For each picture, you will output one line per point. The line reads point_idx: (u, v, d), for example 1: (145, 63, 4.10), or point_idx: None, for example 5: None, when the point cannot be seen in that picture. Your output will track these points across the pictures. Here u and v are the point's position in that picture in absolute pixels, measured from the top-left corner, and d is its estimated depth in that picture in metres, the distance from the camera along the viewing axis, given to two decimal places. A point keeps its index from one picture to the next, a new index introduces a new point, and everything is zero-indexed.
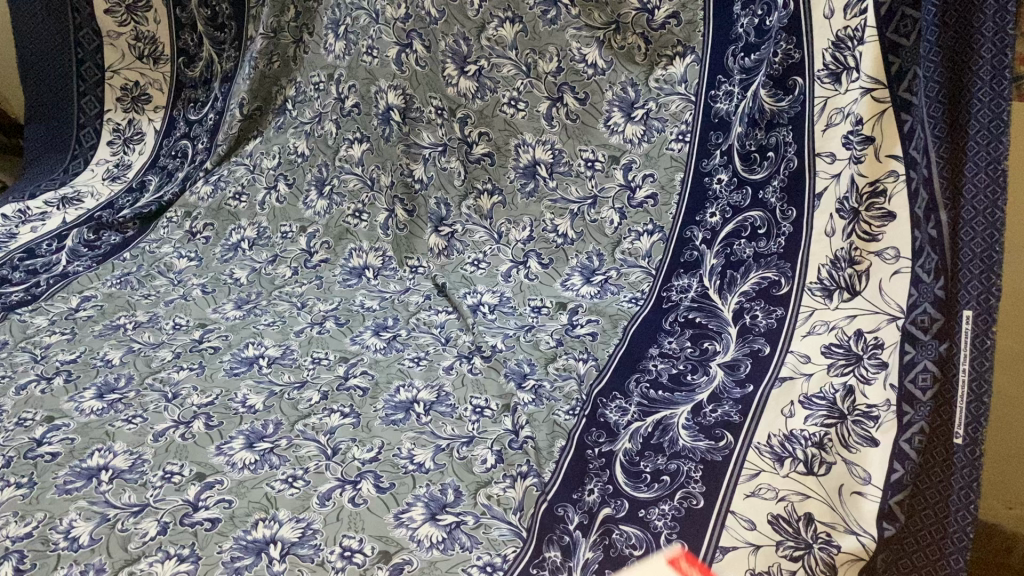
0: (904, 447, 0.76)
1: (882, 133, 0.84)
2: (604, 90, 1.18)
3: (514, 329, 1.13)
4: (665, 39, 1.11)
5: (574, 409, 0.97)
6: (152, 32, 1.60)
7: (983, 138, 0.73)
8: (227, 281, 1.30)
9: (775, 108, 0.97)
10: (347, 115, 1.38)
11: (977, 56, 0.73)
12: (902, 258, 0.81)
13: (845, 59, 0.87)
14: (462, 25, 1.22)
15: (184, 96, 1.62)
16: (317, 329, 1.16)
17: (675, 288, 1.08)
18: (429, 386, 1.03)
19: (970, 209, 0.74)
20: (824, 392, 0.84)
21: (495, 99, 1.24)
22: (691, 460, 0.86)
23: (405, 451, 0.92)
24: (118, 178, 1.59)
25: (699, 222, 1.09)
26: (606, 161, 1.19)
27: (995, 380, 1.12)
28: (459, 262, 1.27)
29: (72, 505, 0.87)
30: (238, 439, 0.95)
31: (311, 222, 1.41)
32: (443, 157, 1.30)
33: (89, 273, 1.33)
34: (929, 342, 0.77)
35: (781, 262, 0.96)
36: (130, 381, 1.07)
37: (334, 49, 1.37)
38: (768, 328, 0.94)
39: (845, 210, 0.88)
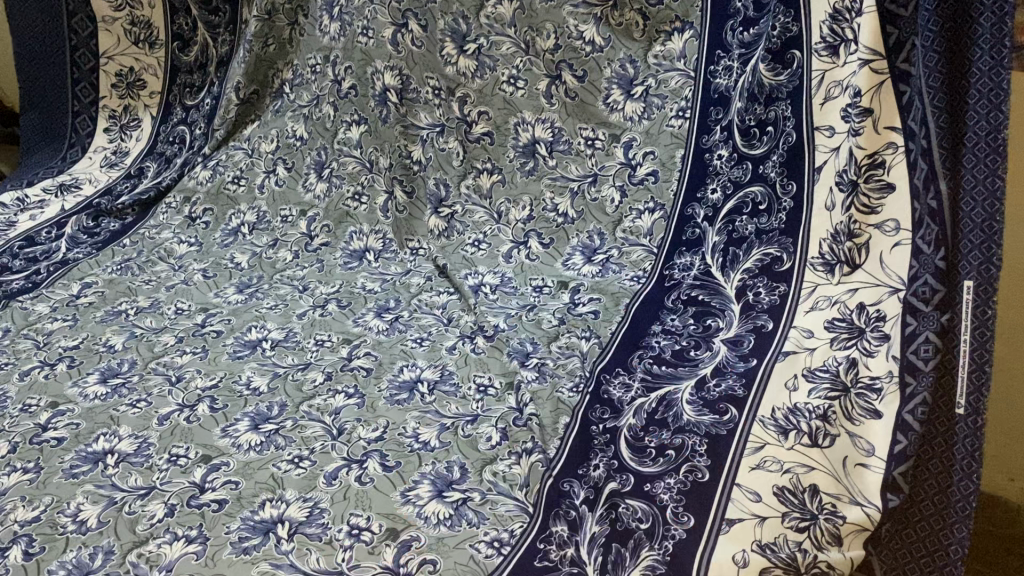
0: (908, 419, 0.77)
1: (880, 105, 0.84)
2: (603, 66, 1.17)
3: (516, 308, 1.13)
4: (664, 14, 1.11)
5: (578, 386, 0.97)
6: (146, 16, 1.59)
7: (983, 107, 0.73)
8: (227, 265, 1.30)
9: (774, 82, 0.98)
10: (344, 97, 1.37)
11: (977, 25, 0.73)
12: (903, 230, 0.82)
13: (843, 31, 0.88)
14: (460, 4, 1.21)
15: (180, 81, 1.61)
16: (319, 312, 1.16)
17: (676, 266, 1.09)
18: (433, 366, 1.03)
19: (970, 179, 0.74)
20: (827, 364, 0.85)
21: (494, 78, 1.23)
22: (696, 434, 0.86)
23: (411, 430, 0.92)
24: (116, 165, 1.58)
25: (700, 199, 1.09)
26: (606, 139, 1.19)
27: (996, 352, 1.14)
28: (459, 243, 1.27)
29: (79, 488, 0.87)
30: (242, 421, 0.95)
31: (311, 206, 1.40)
32: (441, 138, 1.29)
33: (89, 259, 1.32)
34: (930, 313, 0.78)
35: (782, 237, 0.96)
36: (134, 365, 1.07)
37: (330, 30, 1.37)
38: (771, 304, 0.94)
39: (845, 182, 0.88)
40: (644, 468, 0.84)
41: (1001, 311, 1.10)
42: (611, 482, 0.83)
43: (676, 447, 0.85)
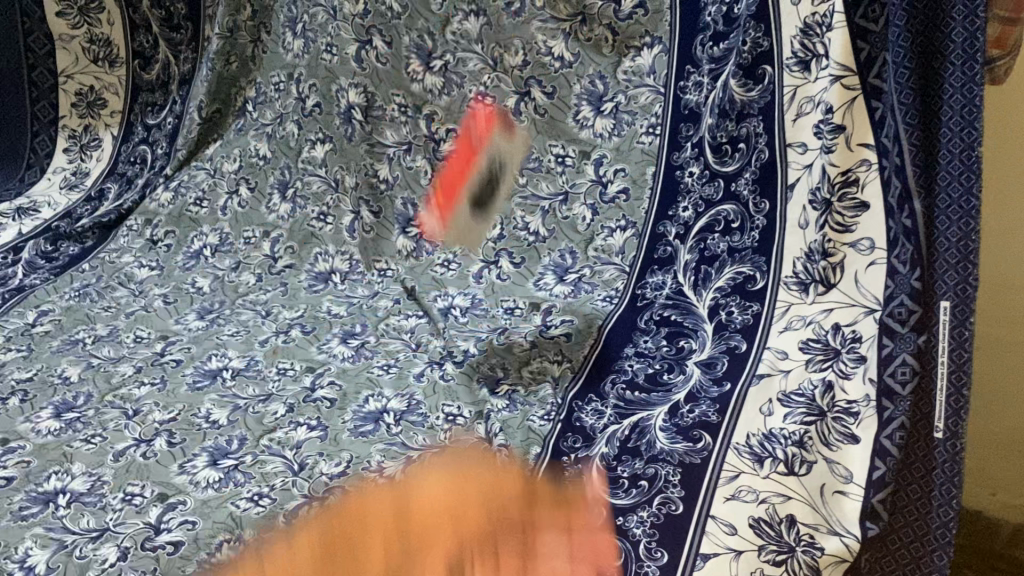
0: (885, 445, 0.74)
1: (852, 121, 0.82)
2: (572, 83, 1.14)
3: (485, 334, 1.10)
4: (633, 30, 1.08)
5: (549, 414, 0.94)
6: (105, 35, 1.55)
7: (956, 125, 0.71)
8: (189, 291, 1.26)
9: (745, 98, 0.95)
10: (308, 115, 1.33)
11: (949, 41, 0.71)
12: (878, 248, 0.79)
13: (815, 46, 0.85)
14: (425, 19, 1.18)
15: (141, 100, 1.57)
16: (282, 338, 1.11)
17: (649, 285, 1.06)
18: (400, 395, 0.99)
19: (945, 198, 0.72)
20: (802, 388, 0.82)
21: (461, 95, 1.20)
22: (669, 464, 0.83)
23: (375, 464, 0.89)
24: (75, 187, 1.54)
25: (672, 217, 1.06)
26: (577, 157, 1.16)
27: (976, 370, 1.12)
28: (428, 263, 1.25)
29: (27, 532, 0.83)
30: (201, 456, 0.92)
31: (274, 226, 1.35)
32: (409, 156, 1.26)
33: (46, 286, 1.28)
34: (907, 335, 0.75)
35: (756, 256, 0.94)
36: (90, 399, 1.03)
37: (292, 47, 1.34)
38: (745, 323, 0.92)
39: (817, 201, 0.86)
40: (616, 500, 0.82)
41: (979, 325, 1.09)
42: (582, 516, 0.81)
43: (649, 477, 0.83)
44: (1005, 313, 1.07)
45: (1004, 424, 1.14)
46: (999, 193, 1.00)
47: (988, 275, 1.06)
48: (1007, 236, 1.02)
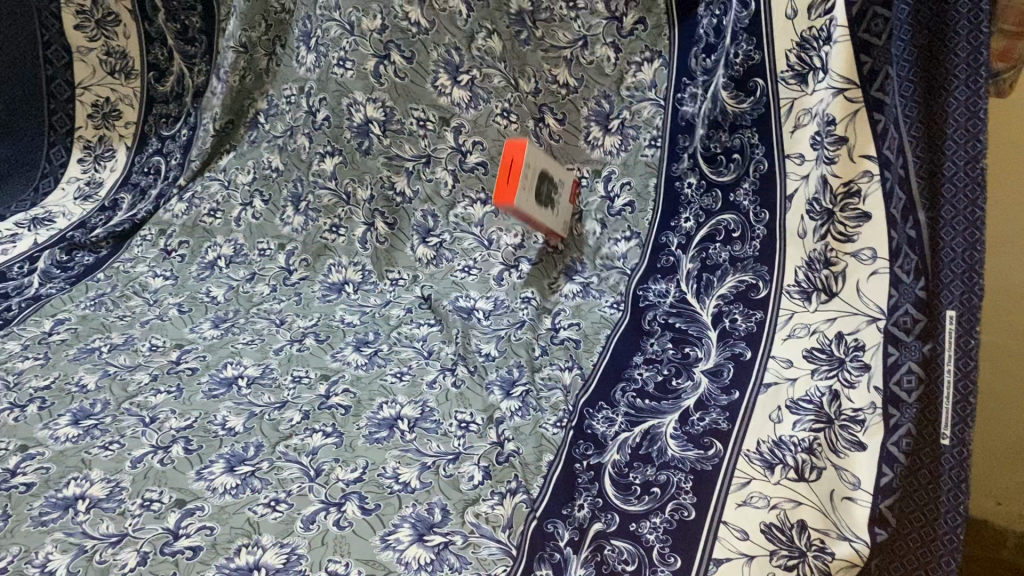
0: (893, 451, 0.75)
1: (855, 133, 0.83)
2: (580, 107, 1.22)
3: (507, 327, 1.11)
4: (634, 46, 1.14)
5: (561, 421, 0.96)
6: (122, 47, 1.57)
7: (962, 137, 0.73)
8: (204, 300, 1.27)
9: (737, 110, 0.98)
10: (319, 128, 1.33)
11: (954, 55, 0.73)
12: (880, 259, 0.81)
13: (812, 59, 0.88)
14: (453, 35, 1.20)
15: (156, 112, 1.61)
16: (297, 346, 1.13)
17: (653, 290, 1.07)
18: (413, 403, 1.00)
19: (950, 209, 0.74)
20: (810, 395, 0.84)
21: (487, 109, 1.22)
22: (681, 471, 0.85)
23: (390, 470, 0.91)
24: (90, 198, 1.56)
25: (674, 228, 1.08)
26: (590, 176, 1.23)
27: (981, 380, 1.14)
28: (448, 271, 1.24)
29: (48, 537, 0.86)
30: (218, 463, 0.93)
31: (288, 239, 1.37)
32: (428, 169, 1.26)
33: (62, 295, 1.30)
34: (912, 343, 0.76)
35: (758, 265, 0.96)
36: (106, 406, 1.04)
37: (305, 61, 1.33)
38: (749, 331, 0.93)
39: (817, 210, 0.88)
40: (629, 506, 0.84)
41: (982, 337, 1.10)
42: (596, 523, 0.83)
43: (662, 484, 0.85)
44: (1007, 326, 1.08)
45: (1007, 434, 1.15)
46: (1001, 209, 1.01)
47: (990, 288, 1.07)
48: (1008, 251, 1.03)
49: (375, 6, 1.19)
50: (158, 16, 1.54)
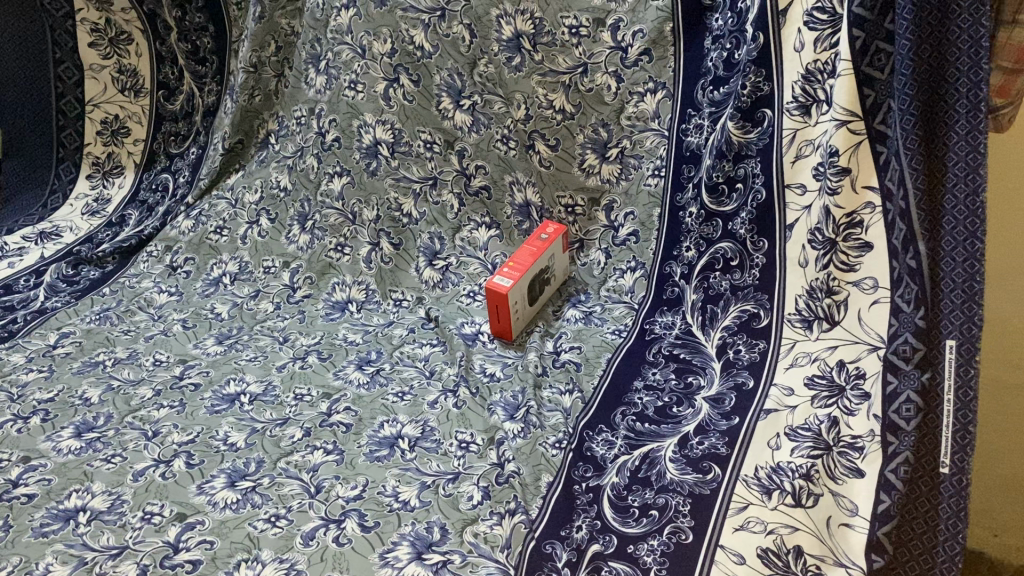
0: (891, 478, 0.77)
1: (858, 165, 0.85)
2: (575, 134, 1.21)
3: (513, 358, 1.11)
4: (637, 76, 1.14)
5: (560, 442, 0.96)
6: (133, 66, 1.58)
7: (962, 171, 0.75)
8: (208, 316, 1.28)
9: (744, 140, 0.99)
10: (328, 149, 1.33)
11: (953, 90, 0.75)
12: (881, 288, 0.84)
13: (815, 91, 0.90)
14: (455, 61, 1.22)
15: (164, 130, 1.61)
16: (299, 364, 1.13)
17: (658, 322, 1.09)
18: (414, 422, 1.01)
19: (950, 240, 0.76)
20: (809, 423, 0.85)
21: (489, 135, 1.25)
22: (680, 494, 0.86)
23: (390, 489, 0.91)
24: (97, 213, 1.57)
25: (677, 257, 1.10)
26: (587, 204, 1.24)
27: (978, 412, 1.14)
28: (454, 294, 1.25)
29: (48, 548, 0.86)
30: (219, 477, 0.94)
31: (294, 257, 1.38)
32: (434, 190, 1.28)
33: (67, 308, 1.31)
34: (910, 372, 0.78)
35: (758, 293, 0.98)
36: (109, 419, 1.05)
37: (315, 83, 1.34)
38: (751, 361, 0.95)
39: (819, 240, 0.90)
40: (628, 529, 0.84)
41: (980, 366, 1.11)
42: (594, 544, 0.83)
43: (660, 507, 0.85)
44: (1004, 356, 1.09)
45: (1003, 463, 1.16)
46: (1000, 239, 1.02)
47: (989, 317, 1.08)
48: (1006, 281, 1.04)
49: (386, 30, 1.22)
50: (170, 35, 1.55)
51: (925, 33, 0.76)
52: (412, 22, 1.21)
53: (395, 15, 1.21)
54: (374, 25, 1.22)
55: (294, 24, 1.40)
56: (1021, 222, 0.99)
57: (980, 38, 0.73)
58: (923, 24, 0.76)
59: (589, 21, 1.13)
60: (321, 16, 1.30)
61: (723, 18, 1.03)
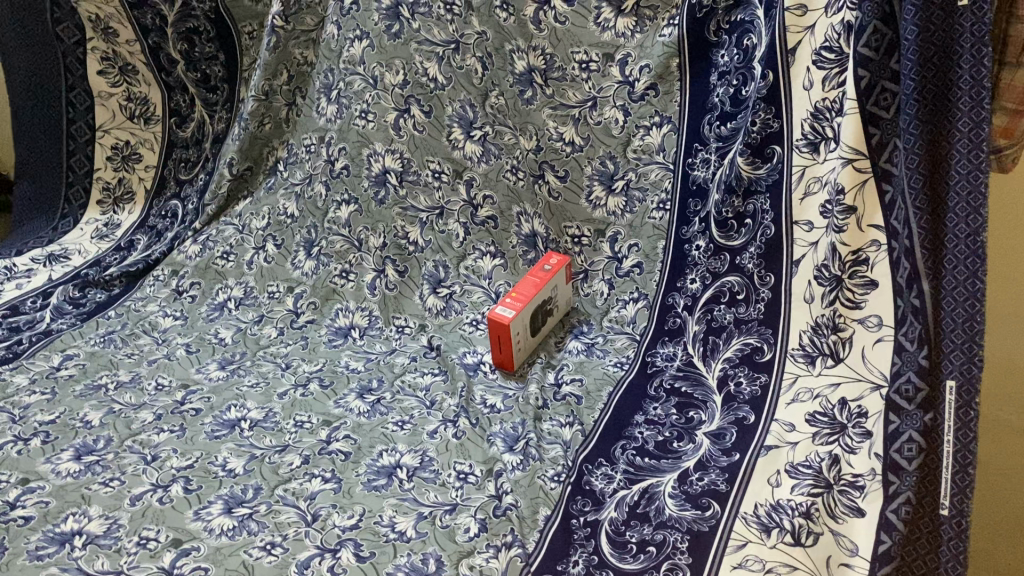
0: (892, 518, 0.79)
1: (864, 203, 0.85)
2: (583, 166, 1.23)
3: (514, 389, 1.10)
4: (644, 110, 1.16)
5: (560, 475, 0.95)
6: (143, 93, 1.60)
7: (963, 210, 0.76)
8: (212, 341, 1.28)
9: (752, 176, 1.00)
10: (336, 177, 1.34)
11: (954, 130, 0.76)
12: (885, 327, 0.84)
13: (823, 129, 0.91)
14: (467, 91, 1.23)
15: (175, 156, 1.63)
16: (301, 391, 1.13)
17: (659, 355, 1.08)
18: (413, 451, 1.00)
19: (951, 280, 0.77)
20: (810, 461, 0.86)
21: (498, 165, 1.25)
22: (678, 530, 0.85)
23: (387, 518, 0.91)
24: (106, 237, 1.59)
25: (680, 289, 1.10)
26: (592, 235, 1.25)
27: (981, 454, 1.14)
28: (456, 322, 1.25)
29: (42, 572, 0.86)
30: (216, 504, 0.94)
31: (298, 283, 1.37)
32: (440, 220, 1.27)
33: (73, 331, 1.31)
34: (913, 412, 0.80)
35: (762, 328, 0.98)
36: (109, 443, 1.05)
37: (326, 112, 1.35)
38: (752, 395, 0.95)
39: (826, 277, 0.90)
40: (625, 564, 0.83)
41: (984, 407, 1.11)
42: None
43: (658, 543, 0.85)
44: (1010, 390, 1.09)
45: None
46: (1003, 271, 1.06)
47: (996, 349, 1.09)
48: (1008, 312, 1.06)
49: (398, 62, 1.23)
50: (176, 67, 1.56)
51: (930, 74, 0.77)
52: (426, 55, 1.22)
53: (409, 47, 1.23)
54: (387, 56, 1.23)
55: (307, 54, 1.42)
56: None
57: (982, 79, 0.74)
58: (927, 65, 0.77)
59: (599, 55, 1.17)
60: (335, 46, 1.31)
61: (729, 54, 1.04)
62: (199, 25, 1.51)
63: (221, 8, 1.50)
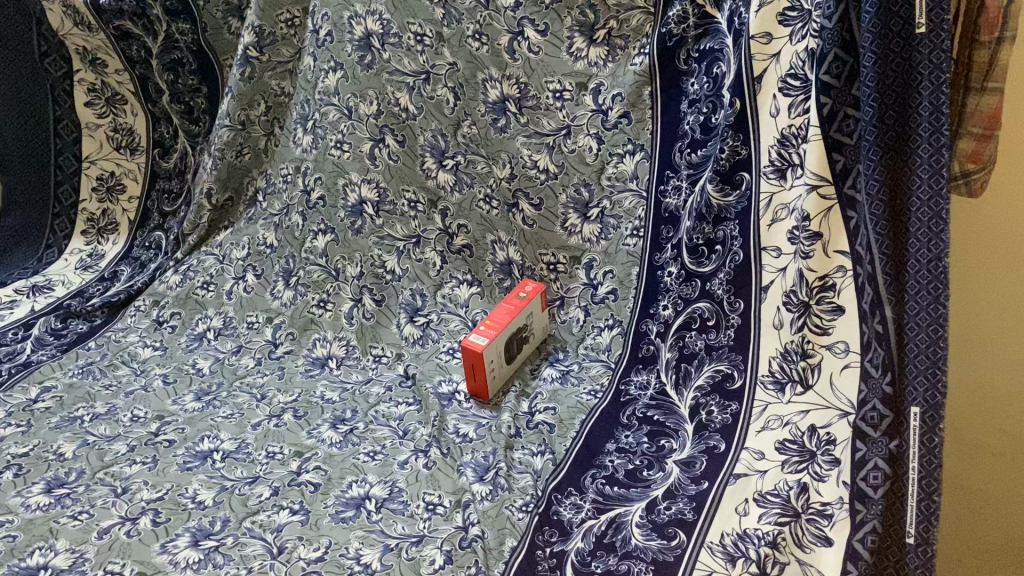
0: (858, 547, 0.80)
1: (828, 229, 0.85)
2: (558, 194, 1.22)
3: (487, 418, 1.10)
4: (618, 138, 1.14)
5: (528, 505, 0.95)
6: (129, 124, 1.62)
7: (925, 236, 0.76)
8: (190, 371, 1.28)
9: (723, 203, 0.99)
10: (313, 208, 1.36)
11: (915, 156, 0.76)
12: (852, 352, 0.84)
13: (790, 156, 0.90)
14: (439, 121, 1.25)
15: (158, 188, 1.64)
16: (274, 422, 1.13)
17: (633, 382, 1.08)
18: (383, 482, 1.00)
19: (915, 305, 0.77)
20: (779, 488, 0.86)
21: (472, 194, 1.26)
22: (643, 561, 0.85)
23: (353, 551, 0.90)
24: (90, 268, 1.59)
25: (653, 315, 1.10)
26: (568, 262, 1.24)
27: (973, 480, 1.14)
28: (433, 351, 1.24)
29: None
30: (183, 536, 0.93)
31: (277, 313, 1.37)
32: (417, 249, 1.29)
33: (52, 362, 1.31)
34: (879, 439, 0.80)
35: (733, 354, 0.97)
36: (81, 475, 1.05)
37: (302, 142, 1.36)
38: (724, 423, 0.94)
39: (793, 303, 0.90)
40: None
41: (969, 431, 1.12)
42: None
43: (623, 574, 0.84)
44: (998, 425, 1.10)
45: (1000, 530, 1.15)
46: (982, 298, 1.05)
47: (977, 386, 1.10)
48: (992, 351, 1.07)
49: (372, 93, 1.25)
50: (161, 98, 1.58)
51: (890, 100, 0.77)
52: (397, 85, 1.24)
53: (382, 78, 1.24)
54: (361, 87, 1.26)
55: (283, 84, 1.43)
56: (999, 281, 1.03)
57: (941, 105, 0.74)
58: (888, 91, 0.77)
59: (573, 85, 1.15)
60: (311, 76, 1.32)
61: (699, 82, 1.03)
62: (181, 57, 1.53)
63: (203, 42, 1.51)
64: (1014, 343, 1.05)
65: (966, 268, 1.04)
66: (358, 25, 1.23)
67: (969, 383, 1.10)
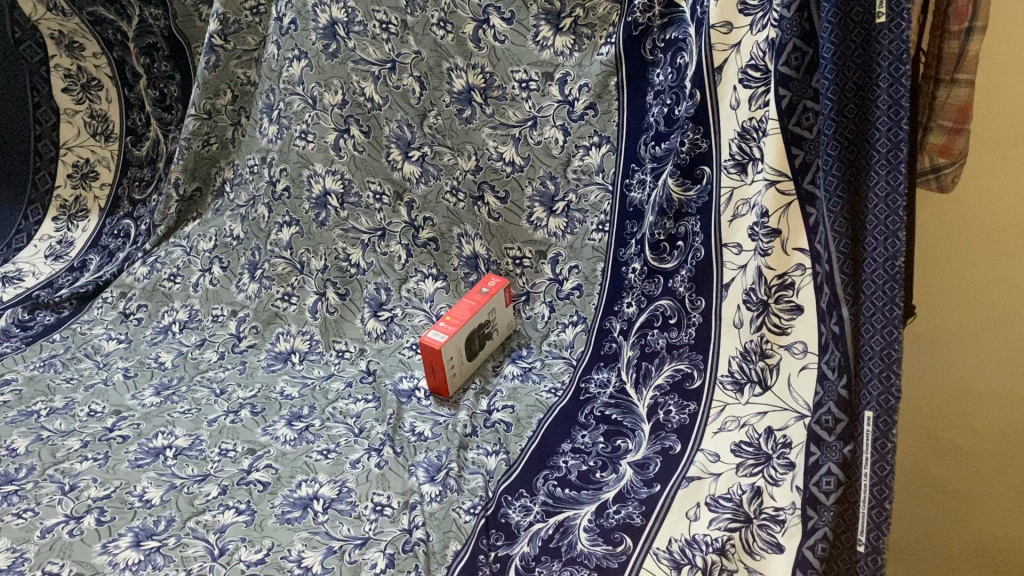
0: (808, 555, 0.79)
1: (788, 225, 0.82)
2: (524, 186, 1.19)
3: (445, 417, 1.08)
4: (584, 130, 1.11)
5: (475, 507, 0.93)
6: (103, 110, 1.59)
7: (881, 234, 0.72)
8: (151, 365, 1.26)
9: (683, 197, 0.96)
10: (278, 198, 1.33)
11: (874, 152, 0.72)
12: (810, 353, 0.82)
13: (751, 150, 0.86)
14: (404, 112, 1.21)
15: (130, 175, 1.61)
16: (231, 418, 1.11)
17: (594, 380, 1.06)
18: (333, 482, 0.98)
19: (869, 305, 0.74)
20: (731, 492, 0.84)
21: (438, 186, 1.23)
22: (586, 568, 0.83)
23: (295, 553, 0.89)
24: (60, 257, 1.57)
25: (617, 312, 1.07)
26: (534, 256, 1.21)
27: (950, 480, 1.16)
28: (397, 346, 1.23)
29: None
30: (125, 536, 0.92)
31: (242, 306, 1.36)
32: (382, 242, 1.26)
33: (15, 355, 1.30)
34: (834, 443, 0.77)
35: (692, 354, 0.94)
36: (31, 472, 1.03)
37: (267, 133, 1.33)
38: (680, 424, 0.92)
39: (753, 301, 0.86)
40: None
41: (947, 437, 1.13)
42: None
43: None
44: (977, 428, 1.11)
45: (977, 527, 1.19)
46: (960, 306, 1.04)
47: (953, 392, 1.10)
48: (968, 359, 1.07)
49: (337, 82, 1.21)
50: (138, 82, 1.55)
51: (849, 93, 0.73)
52: (362, 74, 1.20)
53: (347, 66, 1.20)
54: (325, 76, 1.21)
55: (249, 73, 1.40)
56: (979, 289, 1.02)
57: (900, 98, 0.70)
58: (847, 84, 0.73)
59: (540, 75, 1.11)
60: (275, 66, 1.28)
61: (664, 73, 0.99)
62: (156, 42, 1.50)
63: (174, 27, 1.48)
64: (994, 352, 1.05)
65: (941, 277, 1.03)
66: (322, 14, 1.18)
67: (945, 389, 1.10)
